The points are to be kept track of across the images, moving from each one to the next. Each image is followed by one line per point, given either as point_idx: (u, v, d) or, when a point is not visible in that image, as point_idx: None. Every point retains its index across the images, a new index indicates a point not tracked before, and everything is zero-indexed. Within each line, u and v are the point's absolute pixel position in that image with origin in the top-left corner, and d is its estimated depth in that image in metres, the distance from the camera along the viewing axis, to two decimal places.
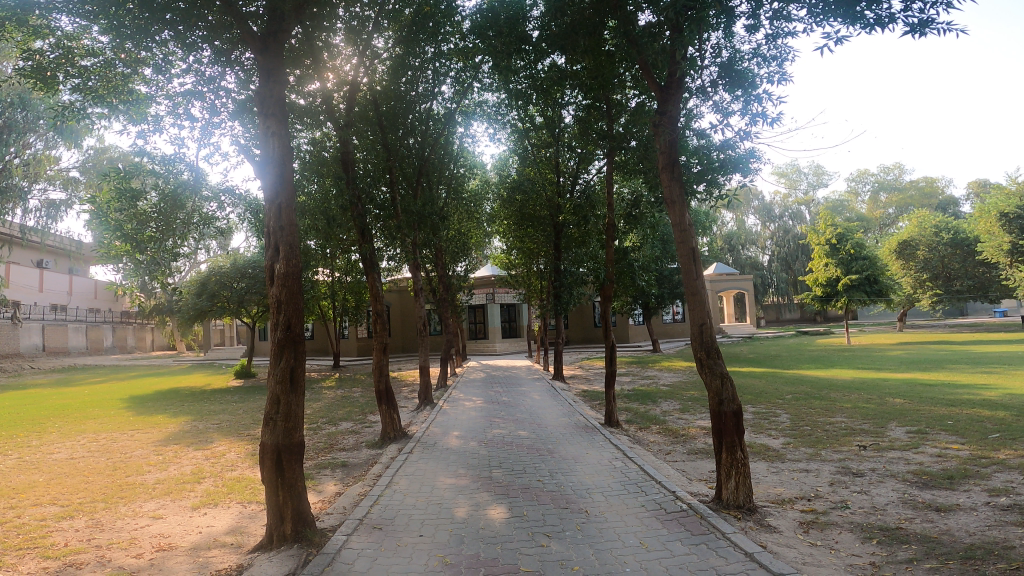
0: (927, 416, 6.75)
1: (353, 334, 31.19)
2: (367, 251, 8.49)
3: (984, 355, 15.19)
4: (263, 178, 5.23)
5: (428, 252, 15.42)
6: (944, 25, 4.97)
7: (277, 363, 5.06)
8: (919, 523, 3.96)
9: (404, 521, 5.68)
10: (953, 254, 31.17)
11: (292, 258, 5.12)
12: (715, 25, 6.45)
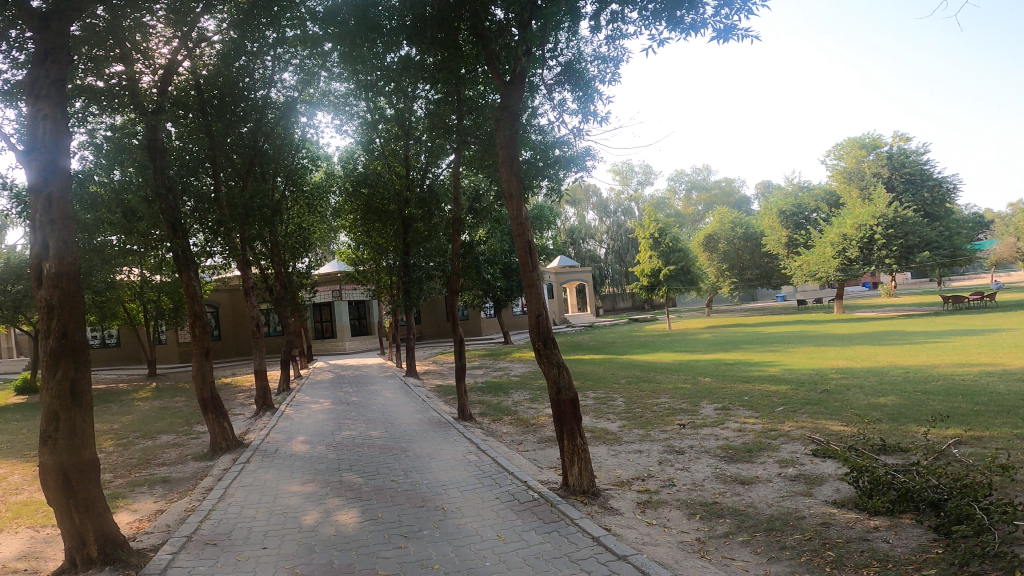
0: (730, 393, 7.97)
1: (173, 338, 27.81)
2: (179, 247, 7.60)
3: (773, 335, 18.14)
4: (24, 165, 4.35)
5: (262, 247, 14.47)
6: (742, 33, 5.78)
7: (51, 377, 4.23)
8: (730, 497, 4.70)
9: (243, 534, 5.27)
10: (745, 246, 36.46)
11: (66, 255, 4.32)
12: (561, 26, 6.77)
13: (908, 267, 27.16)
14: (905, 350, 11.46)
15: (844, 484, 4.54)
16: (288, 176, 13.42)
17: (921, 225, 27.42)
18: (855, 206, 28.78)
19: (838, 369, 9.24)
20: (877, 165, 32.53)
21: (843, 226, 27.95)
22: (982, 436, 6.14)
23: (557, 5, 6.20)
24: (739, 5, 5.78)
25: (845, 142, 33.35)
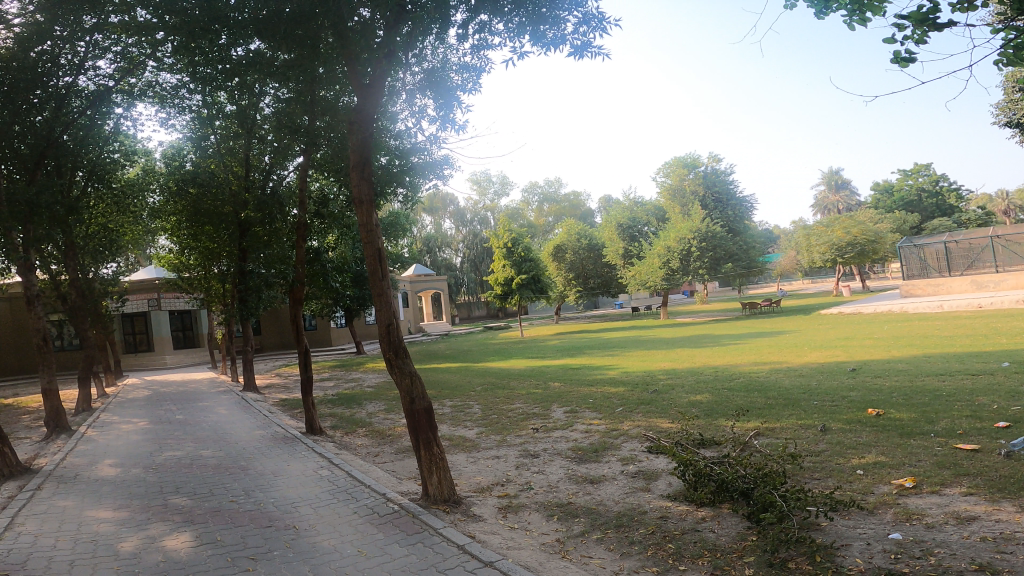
0: (577, 396, 8.67)
1: None
2: None
3: (614, 341, 19.89)
4: None
5: (57, 247, 12.49)
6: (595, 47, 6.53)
7: None
8: (582, 496, 5.18)
9: (44, 566, 4.66)
10: (589, 257, 39.24)
11: None
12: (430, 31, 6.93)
13: (716, 276, 31.65)
14: (716, 352, 13.31)
15: (675, 478, 5.28)
16: (93, 172, 11.91)
17: (727, 240, 31.70)
18: (676, 220, 32.81)
19: (664, 371, 10.47)
20: (694, 184, 37.12)
21: (668, 240, 31.44)
22: (775, 427, 7.45)
23: (424, 10, 6.39)
24: (594, 25, 6.58)
25: (672, 161, 37.78)
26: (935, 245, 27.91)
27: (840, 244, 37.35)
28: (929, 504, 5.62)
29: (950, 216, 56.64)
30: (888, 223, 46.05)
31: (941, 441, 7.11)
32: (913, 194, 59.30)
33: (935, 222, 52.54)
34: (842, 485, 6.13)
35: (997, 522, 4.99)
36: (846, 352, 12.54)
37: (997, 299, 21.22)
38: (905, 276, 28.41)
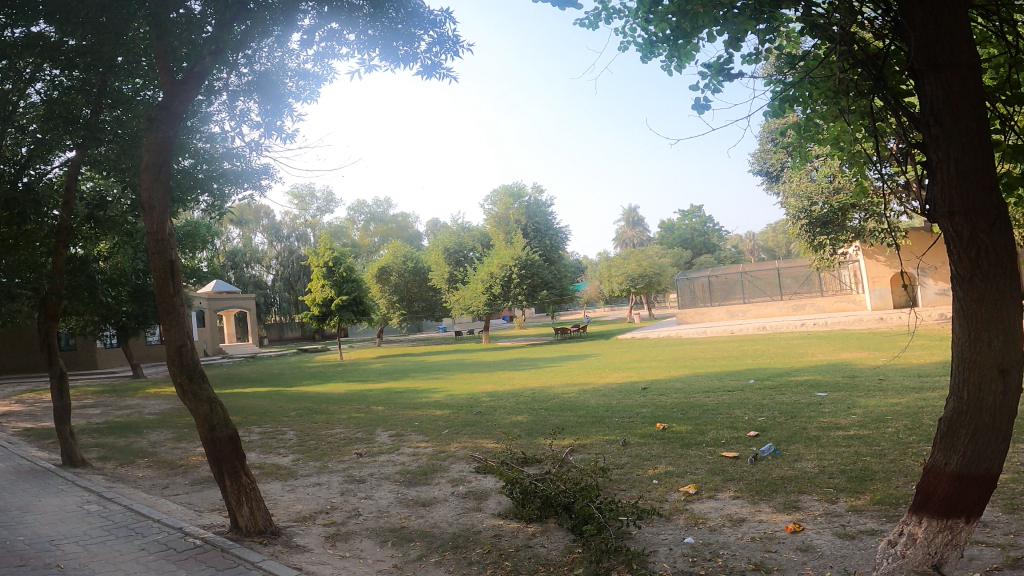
0: (401, 420, 8.49)
1: None
2: None
3: (437, 364, 20.02)
4: None
5: None
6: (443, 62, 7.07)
7: None
8: (415, 520, 5.10)
9: None
10: (413, 280, 39.02)
11: None
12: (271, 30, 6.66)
13: (533, 303, 33.20)
14: (531, 375, 14.07)
15: (505, 496, 5.46)
16: None
17: (544, 268, 33.98)
18: (500, 249, 34.13)
19: (485, 393, 10.77)
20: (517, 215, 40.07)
21: (491, 266, 32.83)
22: (585, 443, 8.07)
23: (266, 10, 6.09)
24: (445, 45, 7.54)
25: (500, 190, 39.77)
26: (702, 279, 32.10)
27: (633, 275, 42.34)
28: (710, 507, 6.69)
29: (714, 252, 67.60)
30: (668, 257, 53.40)
31: (711, 450, 8.40)
32: (688, 232, 69.77)
33: (704, 257, 62.25)
34: (643, 494, 6.88)
35: (760, 522, 6.27)
36: (638, 372, 14.12)
37: (744, 326, 25.72)
38: (682, 305, 32.01)
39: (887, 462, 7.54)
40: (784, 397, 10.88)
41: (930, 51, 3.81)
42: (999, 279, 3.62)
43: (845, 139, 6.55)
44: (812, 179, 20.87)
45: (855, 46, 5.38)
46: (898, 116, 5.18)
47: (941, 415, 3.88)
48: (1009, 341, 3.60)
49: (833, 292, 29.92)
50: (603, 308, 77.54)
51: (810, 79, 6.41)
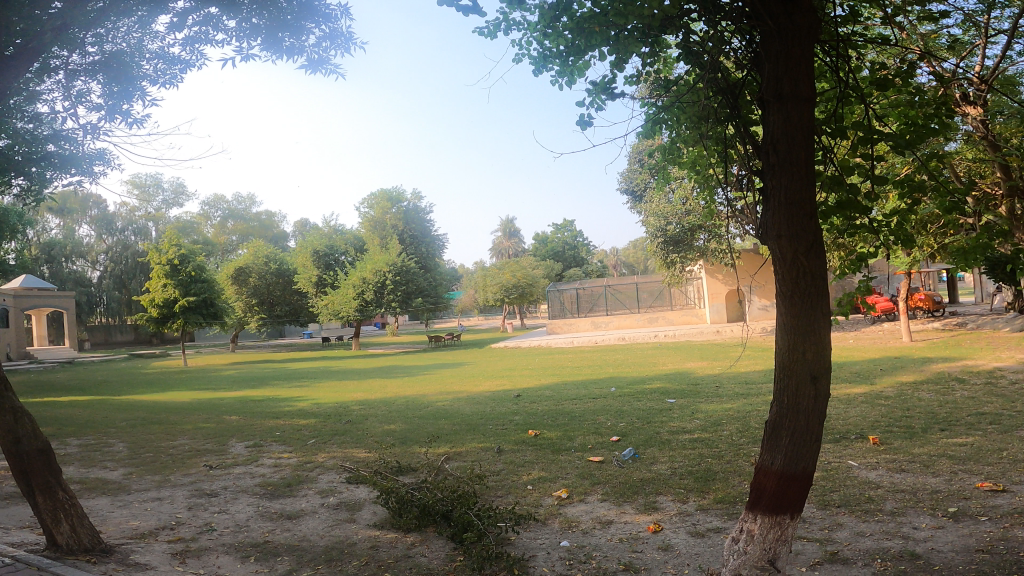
0: (259, 430, 7.71)
1: None
2: None
3: (298, 371, 18.76)
4: None
5: None
6: None
7: None
8: (280, 533, 4.66)
9: None
10: (276, 282, 37.69)
11: None
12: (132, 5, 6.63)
13: (407, 310, 32.95)
14: (403, 382, 13.64)
15: (380, 506, 5.18)
16: None
17: (418, 276, 33.80)
18: (374, 253, 33.76)
19: (356, 401, 10.17)
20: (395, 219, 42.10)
21: (364, 271, 32.02)
22: (461, 450, 7.85)
23: None
24: None
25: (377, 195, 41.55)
26: (570, 290, 34.07)
27: (507, 285, 43.80)
28: (581, 510, 6.79)
29: (582, 266, 71.10)
30: (539, 270, 55.12)
31: (578, 455, 8.59)
32: (559, 246, 72.75)
33: (572, 271, 65.20)
34: (519, 500, 6.80)
35: (624, 523, 6.49)
36: (510, 380, 14.20)
37: (607, 336, 27.16)
38: (551, 316, 33.82)
39: (727, 463, 8.26)
40: (639, 403, 11.51)
41: (775, 84, 4.54)
42: (813, 298, 4.41)
43: (701, 163, 7.13)
44: (668, 202, 22.66)
45: (720, 76, 5.80)
46: (745, 143, 5.72)
47: (769, 419, 4.63)
48: (818, 353, 4.40)
49: (681, 307, 32.68)
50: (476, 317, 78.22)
51: (678, 105, 6.91)
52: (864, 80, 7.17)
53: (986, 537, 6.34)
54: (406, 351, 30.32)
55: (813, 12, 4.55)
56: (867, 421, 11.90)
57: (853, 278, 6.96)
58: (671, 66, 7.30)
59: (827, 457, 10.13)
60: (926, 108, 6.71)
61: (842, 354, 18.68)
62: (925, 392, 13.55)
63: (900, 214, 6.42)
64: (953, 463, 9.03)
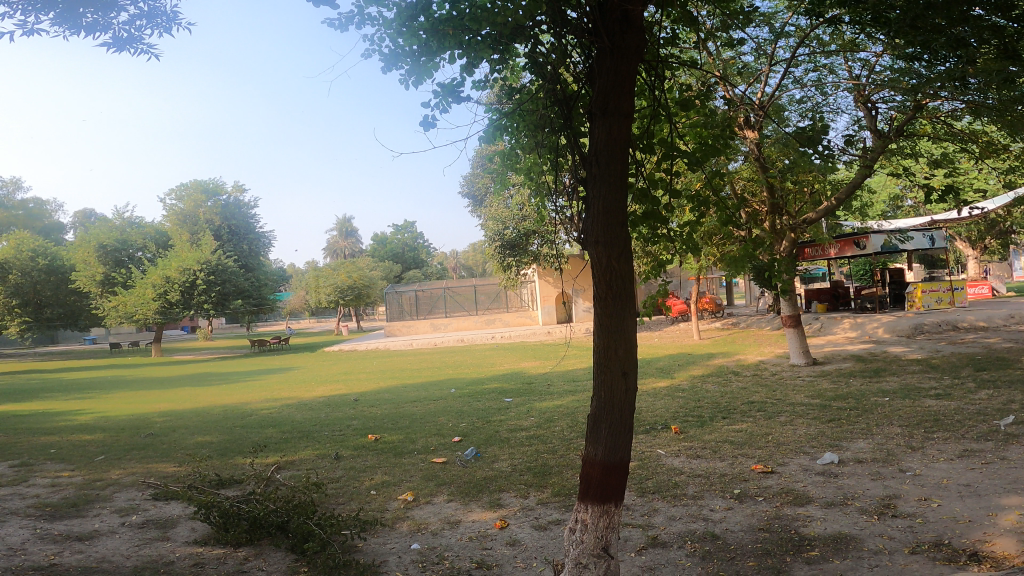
0: (26, 447, 6.56)
1: None
2: None
3: (76, 381, 16.07)
4: None
5: None
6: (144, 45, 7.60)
7: None
8: (72, 555, 4.09)
9: None
10: (46, 280, 32.82)
11: None
12: None
13: (222, 312, 32.37)
14: (219, 392, 12.32)
15: (200, 521, 4.70)
16: None
17: (237, 275, 33.34)
18: (179, 249, 31.84)
19: (155, 412, 9.05)
20: (211, 214, 38.44)
21: (167, 269, 30.20)
22: (293, 459, 7.11)
23: None
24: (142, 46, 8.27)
25: (190, 184, 37.85)
26: (409, 292, 33.66)
27: (342, 287, 42.48)
28: (429, 512, 6.45)
29: (421, 268, 70.81)
30: (377, 271, 53.44)
31: (422, 457, 8.22)
32: (398, 246, 71.59)
33: (412, 272, 64.64)
34: (363, 506, 6.26)
35: (472, 522, 6.29)
36: (345, 384, 13.48)
37: (445, 338, 27.15)
38: (389, 318, 33.34)
39: (560, 457, 8.50)
40: (479, 403, 11.48)
41: (602, 99, 5.04)
42: (624, 301, 4.87)
43: (535, 171, 7.29)
44: (506, 206, 23.54)
45: (559, 87, 6.02)
46: (574, 154, 5.95)
47: (590, 413, 4.99)
48: (628, 350, 4.87)
49: (516, 309, 33.74)
50: (308, 319, 73.74)
51: (518, 112, 7.06)
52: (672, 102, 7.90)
53: (764, 515, 7.21)
54: (220, 359, 27.64)
55: (641, 34, 5.12)
56: (669, 411, 13.25)
57: (654, 280, 7.79)
58: (518, 76, 7.41)
59: (638, 447, 11.06)
60: (719, 131, 7.62)
61: (652, 351, 20.78)
62: (710, 383, 15.58)
63: (693, 223, 7.32)
64: (734, 448, 10.38)
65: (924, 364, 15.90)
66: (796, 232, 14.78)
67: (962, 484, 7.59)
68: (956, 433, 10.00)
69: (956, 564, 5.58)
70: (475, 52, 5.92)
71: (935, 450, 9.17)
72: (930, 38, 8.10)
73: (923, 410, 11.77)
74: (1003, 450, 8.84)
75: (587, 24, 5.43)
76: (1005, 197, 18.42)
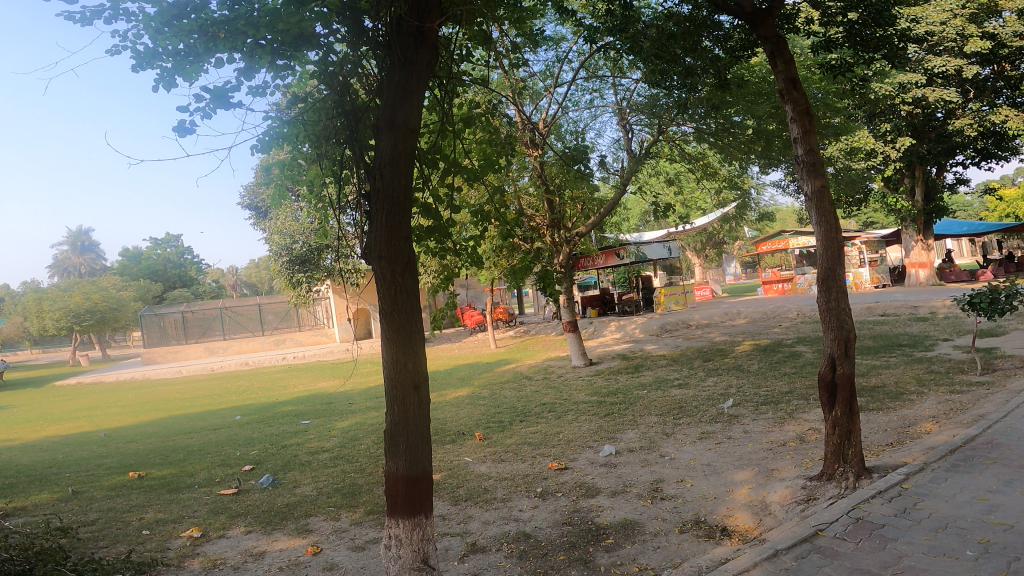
0: None
1: None
2: None
3: None
4: None
5: None
6: None
7: None
8: None
9: None
10: None
11: None
12: None
13: None
14: None
15: None
16: None
17: None
18: None
19: None
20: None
21: None
22: (19, 506, 5.94)
23: None
24: None
25: None
26: (174, 313, 29.38)
27: (77, 311, 35.06)
28: (224, 546, 5.34)
29: (189, 287, 61.38)
30: (129, 291, 44.85)
31: (206, 490, 6.84)
32: (159, 263, 61.61)
33: (176, 291, 55.75)
34: (133, 548, 5.09)
35: (279, 552, 5.33)
36: (92, 421, 11.26)
37: (225, 363, 23.81)
38: (147, 345, 28.86)
39: (370, 474, 7.75)
40: (271, 428, 10.08)
41: (390, 112, 4.74)
42: (410, 315, 4.57)
43: (318, 181, 6.56)
44: (295, 219, 21.91)
45: (347, 98, 5.48)
46: (360, 168, 5.42)
47: (386, 431, 4.59)
48: (417, 362, 4.56)
49: (308, 327, 31.11)
50: (29, 353, 59.41)
51: (301, 120, 6.18)
52: (461, 116, 7.88)
53: (566, 509, 7.38)
54: None
55: (434, 50, 4.95)
56: (472, 420, 13.21)
57: (443, 293, 7.64)
58: (305, 83, 6.60)
59: (444, 456, 10.75)
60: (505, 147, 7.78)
61: (450, 362, 20.83)
62: (506, 388, 16.06)
63: (478, 237, 7.40)
64: (532, 448, 10.71)
65: (669, 359, 18.58)
66: (570, 244, 16.18)
67: (706, 463, 8.69)
68: (697, 417, 11.71)
69: (715, 539, 6.03)
70: (256, 57, 5.21)
71: (684, 435, 10.55)
72: (669, 66, 9.53)
73: (671, 399, 13.61)
74: (729, 429, 10.53)
75: (382, 37, 5.00)
76: (717, 214, 22.80)
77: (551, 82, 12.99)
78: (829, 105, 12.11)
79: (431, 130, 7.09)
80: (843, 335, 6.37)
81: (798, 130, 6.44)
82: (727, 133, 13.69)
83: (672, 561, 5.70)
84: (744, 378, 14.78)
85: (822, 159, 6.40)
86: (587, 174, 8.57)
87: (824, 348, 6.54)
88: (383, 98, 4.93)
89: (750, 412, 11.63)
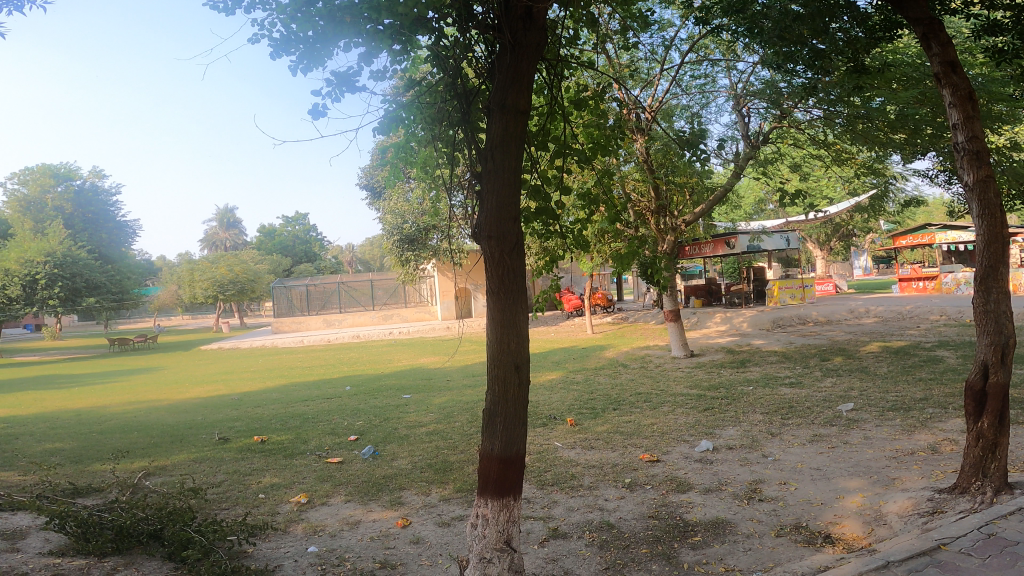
0: None
1: None
2: None
3: None
4: None
5: None
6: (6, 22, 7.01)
7: None
8: None
9: None
10: None
11: None
12: None
13: (72, 309, 32.01)
14: (72, 408, 11.33)
15: (58, 533, 4.90)
16: None
17: (91, 269, 33.01)
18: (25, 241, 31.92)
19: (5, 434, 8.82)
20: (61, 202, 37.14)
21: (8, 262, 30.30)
22: (162, 465, 7.03)
23: None
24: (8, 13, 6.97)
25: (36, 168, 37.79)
26: (299, 287, 32.41)
27: (221, 281, 39.54)
28: (325, 513, 6.00)
29: (314, 261, 66.77)
30: (263, 264, 49.86)
31: (316, 457, 7.67)
32: (289, 240, 68.01)
33: (303, 265, 60.93)
34: (250, 510, 5.90)
35: (373, 522, 5.89)
36: (225, 386, 12.82)
37: (340, 335, 25.84)
38: (277, 314, 31.92)
39: (461, 452, 8.22)
40: (376, 400, 10.95)
41: (500, 96, 4.84)
42: (513, 298, 4.74)
43: (431, 163, 6.73)
44: (406, 200, 23.03)
45: (459, 81, 5.65)
46: (472, 151, 5.60)
47: (484, 409, 4.84)
48: (518, 344, 4.72)
49: (414, 304, 32.86)
50: (183, 317, 67.76)
51: (416, 104, 6.44)
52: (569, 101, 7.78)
53: (653, 503, 7.40)
54: (67, 362, 25.03)
55: (542, 32, 4.94)
56: (565, 405, 13.43)
57: (546, 275, 7.76)
58: (419, 67, 6.80)
59: (535, 439, 11.07)
60: (614, 130, 7.59)
61: (547, 345, 21.12)
62: (602, 375, 16.08)
63: (584, 220, 7.36)
64: (623, 438, 10.73)
65: (781, 355, 17.57)
66: (677, 231, 15.65)
67: (814, 467, 8.25)
68: (806, 419, 11.05)
69: (814, 546, 5.79)
70: (377, 41, 5.45)
71: (790, 436, 10.02)
72: (794, 50, 8.79)
73: (779, 398, 12.92)
74: (846, 434, 9.86)
75: (493, 20, 5.12)
76: (846, 203, 20.99)
77: (661, 64, 12.53)
78: (991, 92, 10.57)
79: (540, 113, 7.07)
80: (999, 341, 5.56)
81: (958, 115, 5.63)
82: (861, 120, 12.50)
83: (763, 565, 5.57)
84: (866, 381, 13.65)
85: (988, 146, 5.55)
86: (699, 158, 8.16)
87: (974, 353, 5.75)
88: (493, 82, 5.04)
89: (871, 417, 10.76)
